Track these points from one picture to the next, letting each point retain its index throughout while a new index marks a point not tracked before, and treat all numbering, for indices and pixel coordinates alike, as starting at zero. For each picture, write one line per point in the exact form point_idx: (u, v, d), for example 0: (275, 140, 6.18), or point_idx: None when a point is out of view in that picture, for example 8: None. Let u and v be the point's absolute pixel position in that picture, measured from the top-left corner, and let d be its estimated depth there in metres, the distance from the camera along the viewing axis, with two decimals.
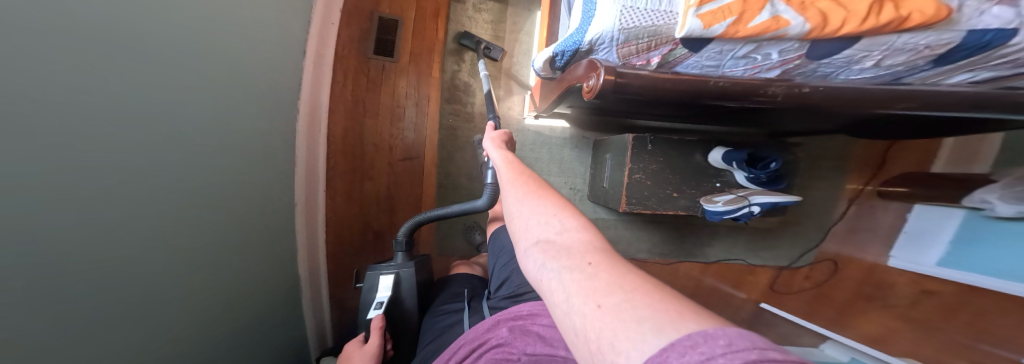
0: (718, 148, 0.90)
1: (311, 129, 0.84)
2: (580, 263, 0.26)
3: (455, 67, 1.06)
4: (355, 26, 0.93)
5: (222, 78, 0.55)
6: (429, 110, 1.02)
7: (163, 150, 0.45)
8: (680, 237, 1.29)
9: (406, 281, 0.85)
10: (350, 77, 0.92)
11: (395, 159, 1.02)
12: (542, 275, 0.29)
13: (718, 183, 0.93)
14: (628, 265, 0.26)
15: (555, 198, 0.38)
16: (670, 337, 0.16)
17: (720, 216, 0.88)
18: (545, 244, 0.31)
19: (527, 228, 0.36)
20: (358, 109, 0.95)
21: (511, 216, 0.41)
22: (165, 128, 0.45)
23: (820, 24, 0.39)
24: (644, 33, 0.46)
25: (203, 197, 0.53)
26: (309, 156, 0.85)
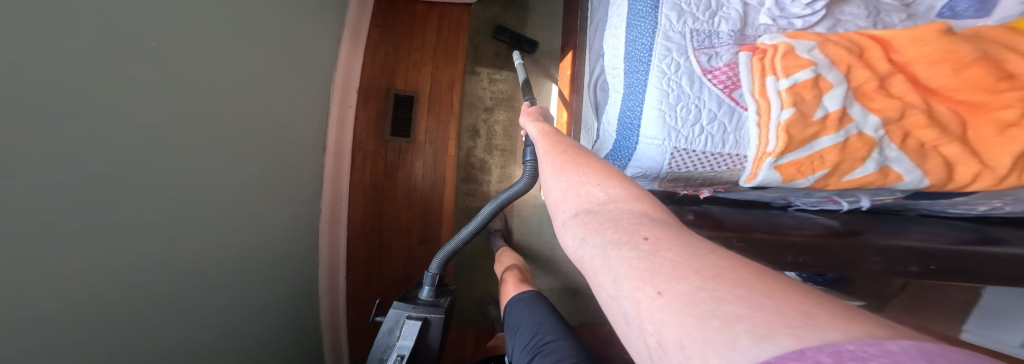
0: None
1: (333, 214, 0.90)
2: (636, 239, 0.29)
3: (471, 143, 1.15)
4: (372, 103, 1.00)
5: (240, 176, 0.59)
6: (444, 189, 1.08)
7: (169, 254, 0.45)
8: None
9: (434, 327, 0.74)
10: (370, 161, 0.98)
11: (413, 242, 1.05)
12: (587, 245, 0.33)
13: None
14: (687, 241, 0.27)
15: (595, 167, 0.42)
16: (774, 345, 0.16)
17: None
18: (591, 216, 0.35)
19: (568, 199, 0.41)
20: (377, 193, 1.00)
21: (553, 182, 0.45)
22: (179, 230, 0.46)
23: (939, 178, 0.57)
24: (708, 172, 0.67)
25: (199, 301, 0.51)
26: (332, 245, 0.90)
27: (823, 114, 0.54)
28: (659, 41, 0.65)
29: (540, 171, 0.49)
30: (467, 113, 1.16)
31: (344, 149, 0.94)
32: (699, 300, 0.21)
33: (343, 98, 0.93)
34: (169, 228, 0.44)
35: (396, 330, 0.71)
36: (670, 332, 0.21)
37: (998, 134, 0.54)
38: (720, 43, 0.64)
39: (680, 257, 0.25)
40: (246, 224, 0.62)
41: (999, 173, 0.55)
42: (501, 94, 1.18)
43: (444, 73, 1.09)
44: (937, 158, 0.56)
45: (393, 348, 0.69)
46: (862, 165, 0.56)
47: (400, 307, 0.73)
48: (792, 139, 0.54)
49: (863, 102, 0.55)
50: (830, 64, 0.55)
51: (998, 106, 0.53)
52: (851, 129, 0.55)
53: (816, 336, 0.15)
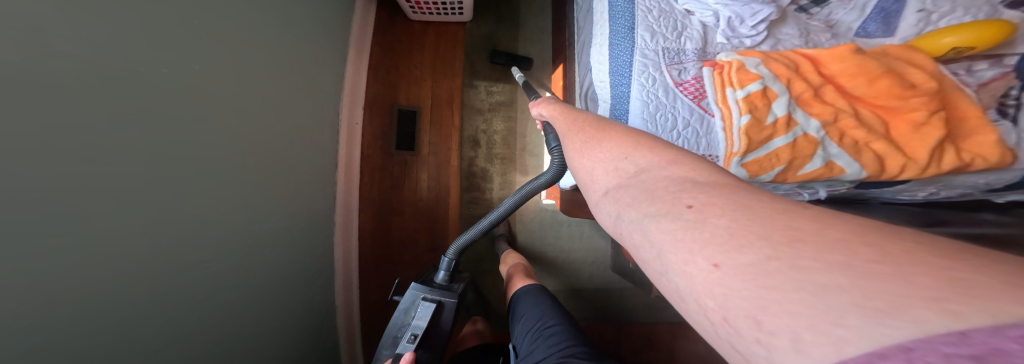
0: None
1: (346, 231, 0.85)
2: (679, 207, 0.26)
3: (472, 153, 1.07)
4: (376, 121, 0.95)
5: (235, 204, 0.54)
6: (449, 200, 1.05)
7: (145, 294, 0.39)
8: None
9: (448, 313, 0.69)
10: (376, 176, 0.94)
11: (421, 253, 1.01)
12: (622, 223, 0.31)
13: None
14: (741, 202, 0.24)
15: (619, 135, 0.38)
16: (894, 330, 0.14)
17: None
18: (621, 190, 0.32)
19: (594, 177, 0.37)
20: (384, 207, 0.96)
21: (577, 159, 0.41)
22: (162, 265, 0.41)
23: (878, 170, 0.61)
24: None
25: (186, 344, 0.45)
26: (345, 267, 0.84)
27: (773, 119, 0.59)
28: (635, 58, 0.69)
29: (563, 149, 0.45)
30: (467, 124, 1.08)
31: (353, 166, 0.88)
32: (776, 273, 0.19)
33: (351, 117, 0.88)
34: (156, 253, 0.40)
35: (413, 310, 0.67)
36: (741, 308, 0.19)
37: (915, 132, 0.61)
38: (687, 59, 0.70)
39: (737, 222, 0.22)
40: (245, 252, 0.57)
41: (923, 164, 0.60)
42: (501, 106, 1.11)
43: (442, 87, 1.07)
44: (870, 153, 0.60)
45: (409, 326, 0.65)
46: (811, 161, 0.60)
47: (419, 287, 0.69)
48: (753, 140, 0.58)
49: (812, 111, 0.61)
50: (773, 78, 0.61)
51: (909, 109, 0.61)
52: (798, 131, 0.59)
53: (975, 314, 0.13)
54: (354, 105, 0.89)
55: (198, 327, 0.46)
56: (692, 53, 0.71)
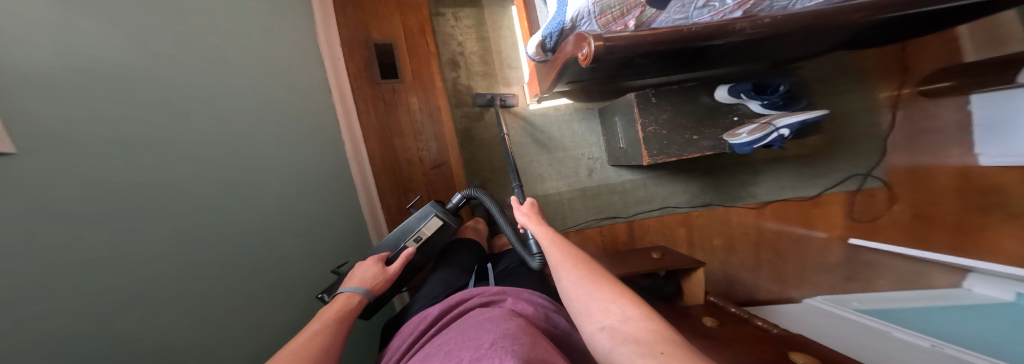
0: (721, 87, 0.95)
1: (356, 153, 0.97)
2: (653, 351, 0.34)
3: (454, 73, 1.07)
4: (357, 57, 1.01)
5: (256, 106, 0.64)
6: (443, 119, 1.06)
7: (226, 165, 0.53)
8: (721, 184, 1.38)
9: (446, 231, 0.86)
10: (370, 105, 1.01)
11: (427, 168, 1.06)
12: (614, 355, 0.38)
13: (735, 117, 0.92)
14: (692, 354, 0.33)
15: (610, 287, 0.49)
16: None
17: (749, 147, 0.85)
18: (612, 331, 0.41)
19: (589, 312, 0.46)
20: (386, 133, 1.03)
21: (572, 291, 0.52)
22: (225, 146, 0.54)
23: None
24: (614, 3, 0.61)
25: (278, 208, 0.63)
26: (365, 186, 0.98)
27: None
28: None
29: (559, 280, 0.56)
30: (442, 48, 1.06)
31: (346, 96, 0.97)
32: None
33: (331, 52, 0.95)
34: (213, 132, 0.52)
35: (424, 221, 0.83)
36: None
37: None
38: None
39: None
40: (285, 150, 0.70)
41: None
42: (472, 29, 1.07)
43: (411, 18, 1.05)
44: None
45: (416, 231, 0.81)
46: None
47: (435, 206, 0.84)
48: None
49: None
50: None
51: None
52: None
53: None
54: (329, 39, 0.95)
55: (254, 195, 0.58)
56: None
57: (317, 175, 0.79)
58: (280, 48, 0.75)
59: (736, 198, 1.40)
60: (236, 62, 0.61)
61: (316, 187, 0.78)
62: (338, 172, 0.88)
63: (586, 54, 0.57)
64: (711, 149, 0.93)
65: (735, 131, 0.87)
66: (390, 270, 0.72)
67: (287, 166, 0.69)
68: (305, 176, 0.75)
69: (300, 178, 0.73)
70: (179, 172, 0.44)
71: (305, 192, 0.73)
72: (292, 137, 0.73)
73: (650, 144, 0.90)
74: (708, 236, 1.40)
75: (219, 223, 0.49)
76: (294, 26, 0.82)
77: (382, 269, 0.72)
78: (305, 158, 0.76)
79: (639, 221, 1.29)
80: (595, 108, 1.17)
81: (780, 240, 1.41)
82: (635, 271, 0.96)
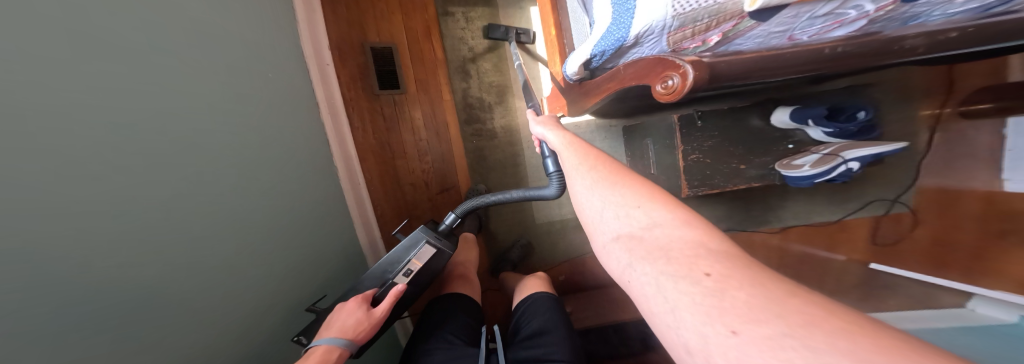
0: (783, 109, 0.85)
1: (352, 178, 0.84)
2: (695, 273, 0.25)
3: (464, 84, 0.93)
4: (351, 63, 0.86)
5: (233, 145, 0.51)
6: (451, 136, 0.93)
7: (187, 235, 0.40)
8: (747, 207, 1.29)
9: (440, 259, 0.73)
10: (368, 120, 0.87)
11: (433, 192, 0.94)
12: (632, 272, 0.30)
13: (791, 145, 0.84)
14: (754, 275, 0.23)
15: (633, 182, 0.37)
16: None
17: (810, 180, 0.79)
18: (631, 241, 0.32)
19: (604, 221, 0.37)
20: (386, 152, 0.90)
21: (584, 193, 0.41)
22: (188, 209, 0.41)
23: None
24: (704, 14, 0.39)
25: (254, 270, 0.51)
26: (362, 215, 0.86)
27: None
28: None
29: (568, 182, 0.45)
30: (450, 54, 0.93)
31: (341, 109, 0.83)
32: (791, 352, 0.18)
33: (318, 60, 0.79)
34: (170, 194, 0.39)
35: (414, 249, 0.70)
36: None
37: None
38: None
39: (756, 300, 0.21)
40: (269, 192, 0.57)
41: None
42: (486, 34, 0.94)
43: (415, 18, 0.91)
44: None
45: (404, 263, 0.69)
46: None
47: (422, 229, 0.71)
48: None
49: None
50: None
51: None
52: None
53: None
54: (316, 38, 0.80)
55: (222, 263, 0.45)
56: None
57: (307, 214, 0.67)
58: (260, 63, 0.60)
59: (761, 222, 1.31)
60: (207, 89, 0.47)
61: (304, 230, 0.65)
62: (330, 205, 0.75)
63: (671, 88, 0.37)
64: (759, 180, 0.83)
65: (792, 162, 0.80)
66: (377, 312, 0.59)
67: (270, 214, 0.56)
68: (292, 219, 0.62)
69: (286, 224, 0.60)
70: (109, 260, 0.32)
71: (287, 228, 0.61)
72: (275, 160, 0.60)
73: (689, 174, 0.80)
74: None
75: (165, 291, 0.37)
76: (276, 30, 0.66)
77: (368, 312, 0.59)
78: (291, 184, 0.63)
79: None
80: (619, 126, 1.07)
81: (802, 266, 1.31)
82: None
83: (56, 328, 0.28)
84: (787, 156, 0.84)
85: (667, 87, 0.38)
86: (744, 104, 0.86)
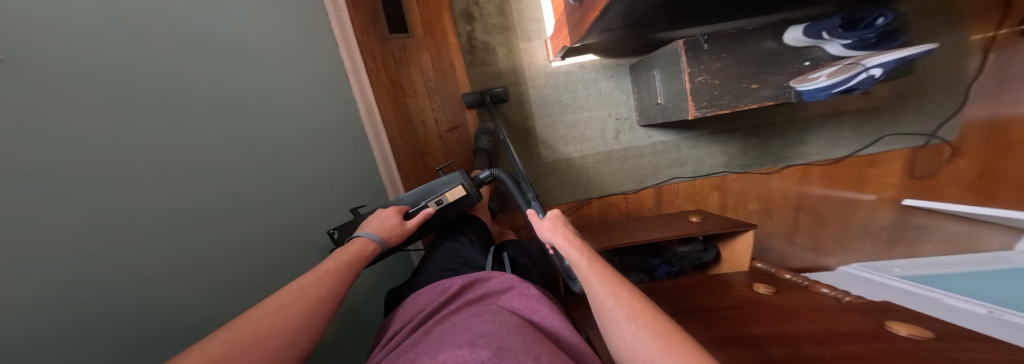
0: (795, 26, 0.83)
1: (371, 115, 0.90)
2: None
3: (468, 27, 0.96)
4: (364, 10, 0.92)
5: (258, 69, 0.57)
6: (456, 76, 0.98)
7: (232, 134, 0.48)
8: (766, 144, 1.26)
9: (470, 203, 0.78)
10: (379, 62, 0.93)
11: (443, 131, 0.99)
12: None
13: (807, 63, 0.85)
14: None
15: (682, 342, 0.34)
16: None
17: (824, 93, 0.77)
18: None
19: None
20: (398, 91, 0.96)
21: (620, 338, 0.38)
22: (228, 112, 0.49)
23: None
24: None
25: (294, 177, 0.61)
26: (381, 149, 0.92)
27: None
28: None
29: (600, 319, 0.42)
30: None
31: (356, 53, 0.90)
32: None
33: (334, 3, 0.85)
34: (211, 96, 0.46)
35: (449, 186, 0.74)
36: None
37: None
38: None
39: None
40: (297, 117, 0.65)
41: None
42: None
43: None
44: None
45: (439, 194, 0.73)
46: None
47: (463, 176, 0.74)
48: None
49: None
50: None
51: None
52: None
53: None
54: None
55: (264, 164, 0.54)
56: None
57: (336, 144, 0.75)
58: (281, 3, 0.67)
59: (782, 159, 1.28)
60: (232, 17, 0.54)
61: (334, 156, 0.74)
62: (355, 141, 0.83)
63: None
64: (773, 99, 0.87)
65: (809, 76, 0.80)
66: (409, 224, 0.65)
67: (300, 135, 0.65)
68: (322, 145, 0.71)
69: (316, 147, 0.69)
70: (181, 136, 0.40)
71: (318, 145, 0.70)
72: (303, 86, 0.69)
73: (698, 96, 0.82)
74: (743, 201, 1.30)
75: (228, 164, 0.46)
76: None
77: (400, 223, 0.65)
78: (319, 110, 0.72)
79: (667, 186, 1.21)
80: (625, 64, 1.07)
81: (826, 205, 1.30)
82: (676, 234, 0.95)
83: (159, 179, 0.36)
84: (804, 72, 0.84)
85: None
86: (756, 28, 0.85)
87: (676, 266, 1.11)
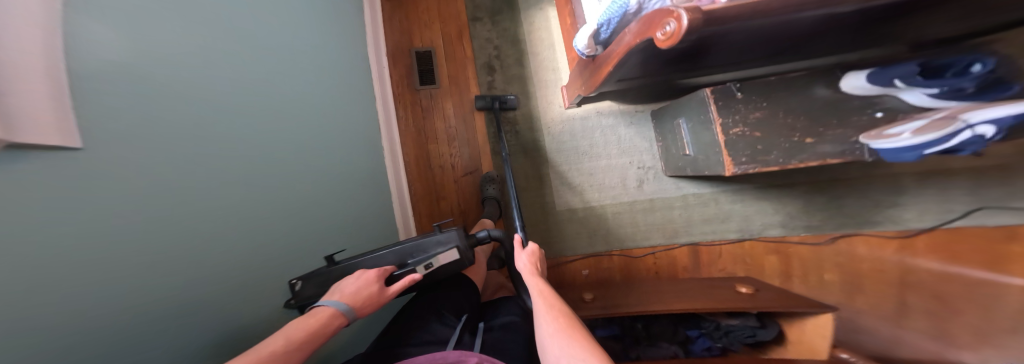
0: (855, 74, 0.71)
1: (395, 160, 0.99)
2: None
3: (489, 77, 1.04)
4: (401, 65, 1.04)
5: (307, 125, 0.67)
6: (476, 124, 1.04)
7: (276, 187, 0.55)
8: (837, 202, 1.04)
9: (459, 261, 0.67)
10: (409, 112, 1.04)
11: (458, 175, 1.04)
12: None
13: (879, 112, 0.70)
14: None
15: (584, 342, 0.44)
16: None
17: (915, 153, 0.62)
18: None
19: None
20: (423, 137, 1.04)
21: (547, 346, 0.47)
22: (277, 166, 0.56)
23: None
24: None
25: (320, 220, 0.66)
26: (399, 189, 0.99)
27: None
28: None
29: (534, 308, 0.55)
30: (477, 53, 1.05)
31: (388, 103, 1.02)
32: None
33: (378, 62, 0.99)
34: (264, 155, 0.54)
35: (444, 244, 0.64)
36: None
37: None
38: None
39: None
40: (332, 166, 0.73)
41: None
42: (508, 37, 1.05)
43: (451, 25, 1.06)
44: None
45: (430, 256, 0.62)
46: None
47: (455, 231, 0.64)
48: None
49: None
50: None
51: None
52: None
53: None
54: (376, 44, 1.00)
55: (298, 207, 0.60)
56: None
57: (361, 185, 0.82)
58: (334, 65, 0.79)
59: (863, 221, 1.03)
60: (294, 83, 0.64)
61: (357, 197, 0.80)
62: (377, 183, 0.89)
63: (670, 32, 0.44)
64: (838, 156, 0.71)
65: (884, 132, 0.67)
66: (390, 292, 0.55)
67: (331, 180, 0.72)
68: (351, 189, 0.78)
69: (345, 191, 0.76)
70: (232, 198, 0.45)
71: (347, 189, 0.77)
72: (346, 136, 0.80)
73: (734, 150, 0.73)
74: (812, 269, 1.06)
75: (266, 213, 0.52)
76: (348, 44, 0.86)
77: (380, 289, 0.54)
78: (348, 158, 0.79)
79: (704, 246, 1.06)
80: (645, 110, 1.03)
81: (942, 284, 0.97)
82: (717, 305, 0.80)
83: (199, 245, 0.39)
84: (877, 126, 0.70)
85: (667, 32, 0.44)
86: (801, 73, 0.76)
87: (719, 342, 0.91)
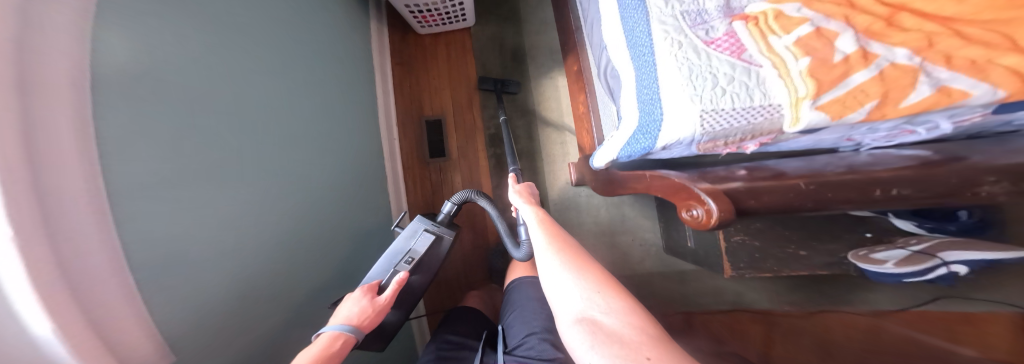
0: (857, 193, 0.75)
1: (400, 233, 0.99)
2: (640, 357, 0.43)
3: (497, 149, 1.05)
4: (410, 134, 1.03)
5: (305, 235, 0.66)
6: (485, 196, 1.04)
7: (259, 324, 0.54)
8: (819, 282, 1.12)
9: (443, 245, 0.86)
10: (417, 182, 1.03)
11: None
12: (592, 349, 0.47)
13: (868, 233, 0.75)
14: (668, 354, 0.43)
15: (591, 273, 0.58)
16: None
17: (887, 276, 0.76)
18: (594, 323, 0.50)
19: (575, 303, 0.55)
20: (431, 208, 1.04)
21: (558, 276, 0.59)
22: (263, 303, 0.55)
23: (1016, 91, 0.43)
24: (740, 128, 0.54)
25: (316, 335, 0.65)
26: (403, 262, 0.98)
27: (842, 56, 0.48)
28: (653, 49, 0.59)
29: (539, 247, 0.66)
30: (487, 123, 1.05)
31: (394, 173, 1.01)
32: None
33: (388, 134, 0.98)
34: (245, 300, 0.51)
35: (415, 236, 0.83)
36: None
37: (965, 67, 0.45)
38: (711, 18, 0.59)
39: (655, 357, 0.42)
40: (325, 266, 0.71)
41: (950, 95, 0.45)
42: (520, 109, 1.06)
43: (461, 93, 1.05)
44: (1000, 68, 0.43)
45: (407, 250, 0.80)
46: (913, 91, 0.46)
47: (420, 220, 0.84)
48: (824, 81, 0.48)
49: (840, 20, 0.51)
50: (825, 18, 0.52)
51: (958, 44, 0.45)
52: (882, 63, 0.47)
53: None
54: (387, 110, 0.98)
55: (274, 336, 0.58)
56: (716, 10, 0.59)
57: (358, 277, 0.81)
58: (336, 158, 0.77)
59: (843, 300, 1.11)
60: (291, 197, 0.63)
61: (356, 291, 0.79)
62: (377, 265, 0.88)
63: (698, 216, 0.48)
64: (826, 268, 0.77)
65: (872, 252, 0.75)
66: (382, 299, 0.68)
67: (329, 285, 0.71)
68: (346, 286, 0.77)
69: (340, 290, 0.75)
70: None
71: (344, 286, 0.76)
72: (355, 215, 0.83)
73: (735, 257, 0.76)
74: (798, 338, 1.09)
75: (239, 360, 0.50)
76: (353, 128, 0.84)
77: (372, 300, 0.68)
78: (345, 251, 0.78)
79: (699, 318, 1.10)
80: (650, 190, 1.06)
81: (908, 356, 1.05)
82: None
83: None
84: (865, 246, 0.76)
85: (694, 214, 0.49)
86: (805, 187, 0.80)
87: None
